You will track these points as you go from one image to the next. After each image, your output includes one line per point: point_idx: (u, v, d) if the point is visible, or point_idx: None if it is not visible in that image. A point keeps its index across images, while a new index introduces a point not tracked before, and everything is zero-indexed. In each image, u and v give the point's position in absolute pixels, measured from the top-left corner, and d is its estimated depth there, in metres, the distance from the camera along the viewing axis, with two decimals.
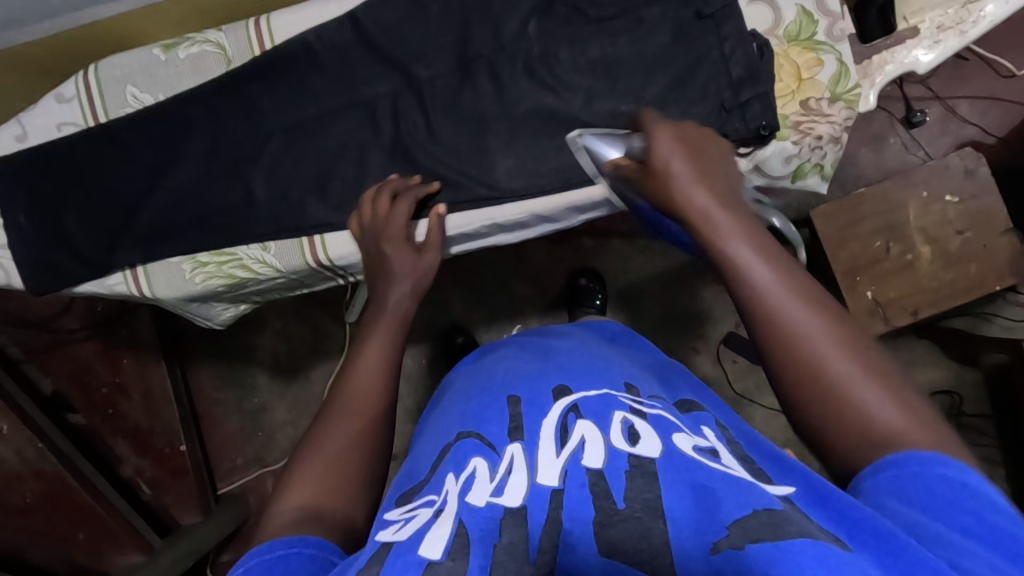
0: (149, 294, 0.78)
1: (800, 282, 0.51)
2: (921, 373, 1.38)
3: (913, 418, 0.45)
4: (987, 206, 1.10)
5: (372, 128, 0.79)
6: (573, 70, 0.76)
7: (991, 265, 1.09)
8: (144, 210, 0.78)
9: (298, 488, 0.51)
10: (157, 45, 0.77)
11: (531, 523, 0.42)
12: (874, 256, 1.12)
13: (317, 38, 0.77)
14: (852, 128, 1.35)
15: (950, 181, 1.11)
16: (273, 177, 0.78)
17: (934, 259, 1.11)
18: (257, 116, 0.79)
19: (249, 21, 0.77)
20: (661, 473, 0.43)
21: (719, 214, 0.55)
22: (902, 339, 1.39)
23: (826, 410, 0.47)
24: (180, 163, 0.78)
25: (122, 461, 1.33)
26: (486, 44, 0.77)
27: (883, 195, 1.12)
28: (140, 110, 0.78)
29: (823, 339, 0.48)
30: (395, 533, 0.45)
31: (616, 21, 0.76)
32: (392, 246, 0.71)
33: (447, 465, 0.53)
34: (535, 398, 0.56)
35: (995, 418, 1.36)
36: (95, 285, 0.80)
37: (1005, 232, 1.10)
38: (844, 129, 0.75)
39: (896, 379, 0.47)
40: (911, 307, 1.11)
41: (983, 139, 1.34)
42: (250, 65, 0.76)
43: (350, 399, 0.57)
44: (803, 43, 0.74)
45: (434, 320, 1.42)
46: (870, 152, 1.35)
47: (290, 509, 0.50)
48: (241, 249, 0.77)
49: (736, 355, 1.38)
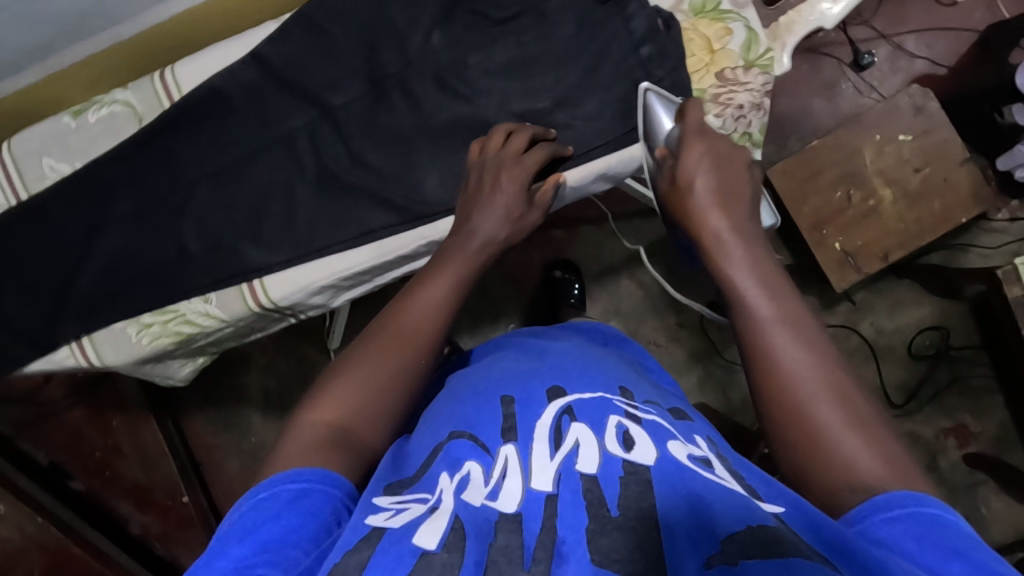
0: (98, 364, 0.76)
1: (796, 309, 0.51)
2: (907, 314, 1.35)
3: (893, 467, 0.43)
4: (941, 140, 1.10)
5: (294, 162, 0.78)
6: (482, 75, 0.77)
7: (954, 197, 1.10)
8: (80, 278, 0.77)
9: (332, 403, 0.52)
10: (66, 113, 0.77)
11: (527, 532, 0.40)
12: (837, 207, 1.11)
13: (223, 80, 0.77)
14: (802, 79, 1.34)
15: (902, 120, 1.11)
16: (204, 227, 0.77)
17: (897, 199, 1.10)
18: (177, 167, 0.78)
19: (154, 75, 0.78)
20: (656, 483, 0.41)
21: (730, 239, 0.58)
22: (883, 283, 1.36)
23: (800, 437, 0.45)
24: (110, 227, 0.77)
25: (127, 521, 1.29)
26: (393, 62, 0.78)
27: (838, 144, 1.12)
28: (60, 181, 0.77)
29: (812, 365, 0.48)
30: (388, 520, 0.42)
31: (517, 20, 0.77)
32: (502, 188, 0.69)
33: (438, 465, 0.50)
34: (529, 399, 0.54)
35: (986, 348, 1.33)
36: (40, 363, 0.77)
37: (963, 162, 1.09)
38: (764, 93, 0.75)
39: (884, 430, 0.45)
40: (881, 252, 1.11)
41: (933, 72, 1.33)
42: (160, 119, 0.76)
43: (405, 326, 0.57)
44: (710, 14, 0.76)
45: None
46: (824, 102, 1.33)
47: (317, 425, 0.51)
48: (184, 305, 0.76)
49: (720, 322, 1.37)
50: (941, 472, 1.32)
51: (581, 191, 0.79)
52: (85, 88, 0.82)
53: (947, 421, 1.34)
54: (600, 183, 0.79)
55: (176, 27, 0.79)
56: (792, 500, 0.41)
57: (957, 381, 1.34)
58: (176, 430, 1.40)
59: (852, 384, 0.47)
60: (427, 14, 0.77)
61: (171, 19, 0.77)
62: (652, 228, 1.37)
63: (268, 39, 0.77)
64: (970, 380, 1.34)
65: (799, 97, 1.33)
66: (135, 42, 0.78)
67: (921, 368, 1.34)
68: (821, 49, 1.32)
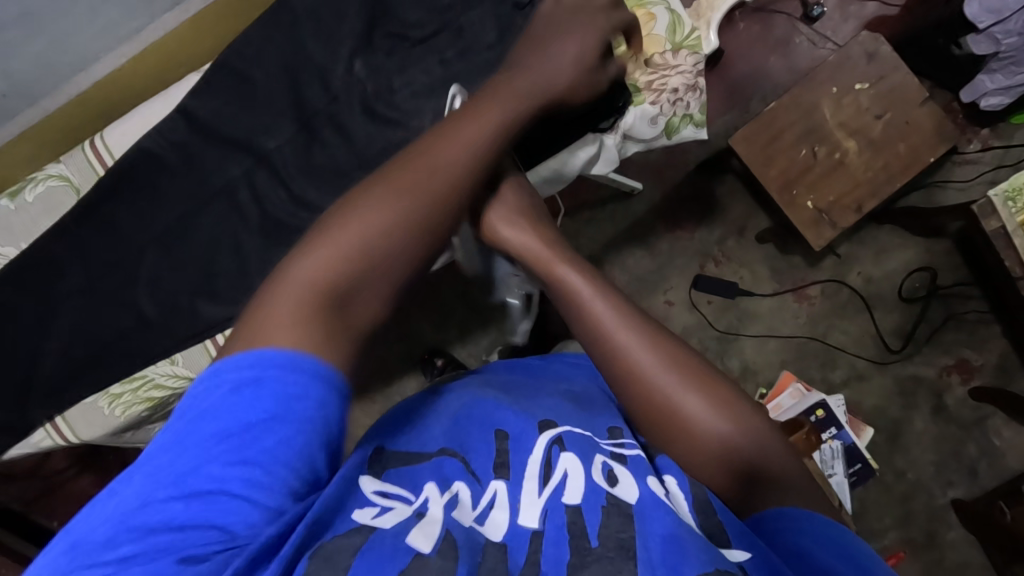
0: (76, 439, 0.76)
1: (623, 305, 0.53)
2: (891, 259, 1.34)
3: (757, 438, 0.47)
4: (898, 83, 1.09)
5: (237, 213, 0.77)
6: (410, 97, 0.76)
7: (919, 139, 1.09)
8: (42, 360, 0.76)
9: (327, 253, 0.43)
10: (4, 196, 0.77)
11: (512, 562, 0.37)
12: (803, 165, 1.11)
13: (154, 141, 0.77)
14: (754, 37, 1.30)
15: (855, 70, 1.10)
16: (157, 290, 0.77)
17: (862, 149, 1.10)
18: (121, 234, 0.77)
19: (85, 144, 0.78)
20: (637, 518, 0.40)
21: (544, 251, 0.57)
22: (864, 232, 1.35)
23: (682, 443, 0.47)
24: (61, 306, 0.77)
25: None
26: (319, 98, 0.78)
27: (795, 103, 1.10)
28: (7, 263, 0.77)
29: (653, 359, 0.49)
30: (377, 519, 0.37)
31: (437, 38, 0.77)
32: (555, 43, 0.60)
33: (423, 469, 0.44)
34: (522, 433, 0.49)
35: (974, 280, 1.32)
36: (19, 447, 0.78)
37: (924, 102, 1.08)
38: (697, 73, 0.76)
39: (738, 399, 0.48)
40: (853, 204, 1.10)
41: (886, 12, 1.30)
42: (96, 189, 0.76)
43: (430, 173, 0.48)
44: (631, 2, 0.75)
45: (413, 349, 1.33)
46: (779, 59, 1.30)
47: (311, 274, 0.42)
48: (150, 370, 0.76)
49: (709, 295, 1.34)
50: (949, 410, 1.31)
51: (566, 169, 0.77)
52: (19, 166, 0.81)
53: (947, 358, 1.33)
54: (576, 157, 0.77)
55: (100, 94, 0.78)
56: (756, 543, 0.40)
57: (952, 317, 1.33)
58: None
59: (693, 357, 0.50)
60: (346, 43, 0.77)
61: (93, 84, 0.76)
62: (626, 210, 1.34)
63: (191, 94, 0.77)
64: (964, 315, 1.33)
65: (753, 58, 1.30)
66: (61, 116, 0.78)
67: (915, 310, 1.33)
68: (770, 7, 1.28)
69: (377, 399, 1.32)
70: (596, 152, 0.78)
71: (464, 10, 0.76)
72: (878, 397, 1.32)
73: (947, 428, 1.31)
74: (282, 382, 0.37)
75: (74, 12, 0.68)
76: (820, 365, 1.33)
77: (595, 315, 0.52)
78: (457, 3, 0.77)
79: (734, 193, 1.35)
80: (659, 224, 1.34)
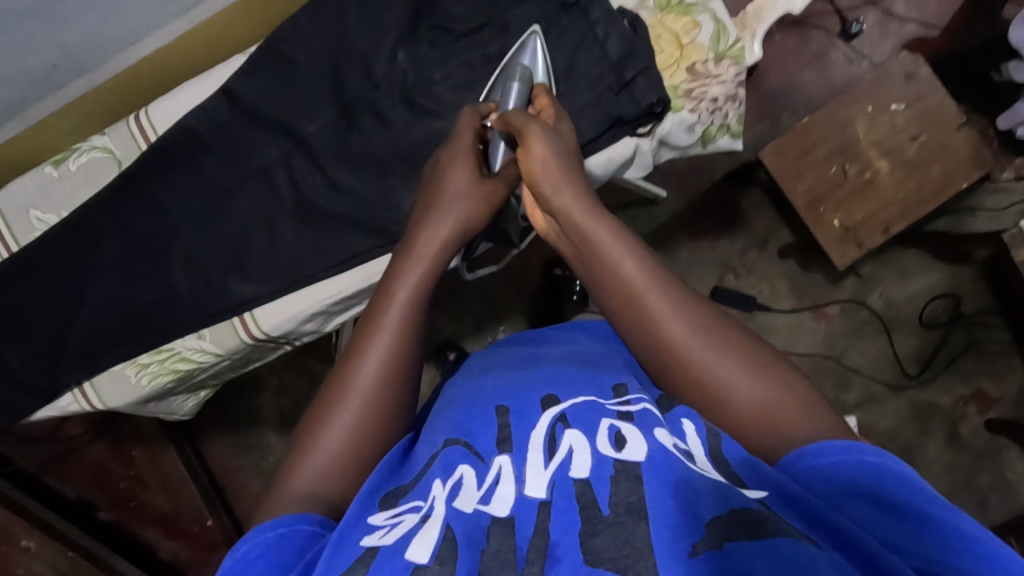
0: (101, 406, 0.78)
1: (660, 274, 0.54)
2: (916, 283, 1.32)
3: (795, 399, 0.46)
4: (935, 105, 1.07)
5: (272, 194, 0.78)
6: (451, 90, 0.78)
7: (953, 164, 1.07)
8: (74, 328, 0.78)
9: (323, 445, 0.49)
10: (49, 163, 0.79)
11: (519, 534, 0.38)
12: (832, 183, 1.10)
13: (196, 119, 0.78)
14: (791, 50, 1.28)
15: (894, 89, 1.08)
16: (191, 266, 0.78)
17: (894, 170, 1.08)
18: (159, 209, 0.79)
19: (129, 118, 0.79)
20: (646, 477, 0.39)
21: (583, 218, 0.59)
22: (889, 254, 1.33)
23: (715, 408, 0.48)
24: (98, 274, 0.78)
25: (156, 549, 1.27)
26: (360, 86, 0.78)
27: (829, 118, 1.09)
28: (48, 230, 0.78)
29: (684, 327, 0.50)
30: (382, 539, 0.39)
31: (483, 31, 0.78)
32: (459, 182, 0.65)
33: (432, 472, 0.45)
34: (525, 408, 0.50)
35: (999, 310, 1.30)
36: (46, 411, 0.79)
37: (960, 127, 1.07)
38: (738, 83, 0.76)
39: (774, 364, 0.49)
40: (881, 225, 1.09)
41: (926, 34, 1.28)
42: (139, 161, 0.78)
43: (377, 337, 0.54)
44: (676, 9, 0.76)
45: (427, 341, 1.34)
46: (814, 74, 1.28)
47: (316, 465, 0.48)
48: (177, 343, 0.77)
49: (726, 306, 1.33)
50: (963, 439, 1.30)
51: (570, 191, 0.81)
52: (65, 135, 0.82)
53: (965, 387, 1.31)
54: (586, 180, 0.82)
55: (147, 69, 0.80)
56: (769, 478, 0.40)
57: (973, 345, 1.31)
58: (197, 457, 1.32)
59: (727, 326, 0.51)
60: (389, 33, 0.77)
61: (142, 59, 0.78)
62: (649, 216, 1.33)
63: (236, 73, 0.78)
64: (986, 345, 1.31)
65: (789, 70, 1.29)
66: (107, 89, 0.79)
67: (935, 336, 1.31)
68: (808, 21, 1.28)
69: None
70: (631, 155, 0.78)
71: (509, 6, 0.77)
72: (891, 421, 1.31)
73: (959, 457, 1.29)
74: (283, 539, 0.42)
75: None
76: (835, 384, 1.32)
77: (629, 282, 0.54)
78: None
79: (759, 205, 1.33)
80: (681, 233, 1.33)
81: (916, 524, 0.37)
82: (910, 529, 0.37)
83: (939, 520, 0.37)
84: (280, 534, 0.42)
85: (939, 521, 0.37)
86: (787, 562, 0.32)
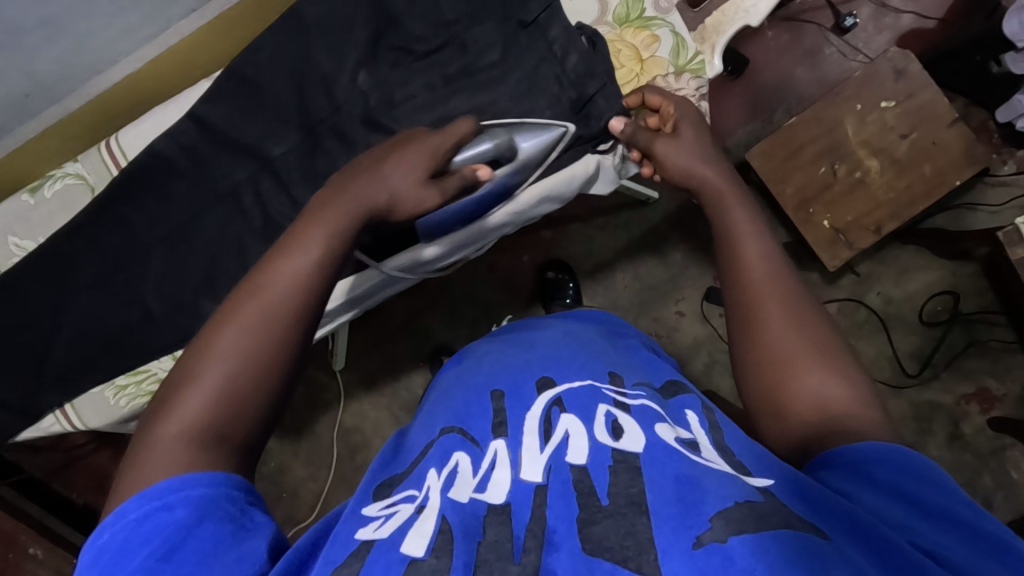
0: (82, 426, 0.80)
1: (776, 259, 0.54)
2: (913, 281, 1.29)
3: (860, 401, 0.46)
4: (925, 102, 1.05)
5: (242, 216, 0.80)
6: (413, 112, 0.79)
7: (945, 161, 1.05)
8: (53, 349, 0.80)
9: (183, 407, 0.42)
10: (25, 190, 0.82)
11: (516, 522, 0.37)
12: (821, 183, 1.08)
13: (165, 143, 0.79)
14: (782, 48, 1.26)
15: (883, 86, 1.07)
16: (164, 288, 0.80)
17: (884, 169, 1.06)
18: (133, 232, 0.81)
19: (101, 145, 0.81)
20: (646, 469, 0.38)
21: (727, 191, 0.60)
22: (887, 251, 1.31)
23: (775, 379, 0.48)
24: (74, 297, 0.80)
25: None
26: (323, 108, 0.80)
27: (816, 118, 1.08)
28: (25, 256, 0.81)
29: (776, 303, 0.51)
30: (377, 531, 0.38)
31: (441, 52, 0.80)
32: (392, 157, 0.59)
33: (428, 461, 0.46)
34: (518, 391, 0.51)
35: (1000, 306, 1.27)
36: (31, 431, 0.82)
37: (953, 123, 1.05)
38: (699, 96, 0.79)
39: (852, 369, 0.47)
40: (872, 225, 1.07)
41: (923, 26, 1.25)
42: (109, 187, 0.79)
43: (265, 292, 0.47)
44: (635, 23, 0.79)
45: (419, 347, 1.32)
46: (807, 70, 1.26)
47: (171, 431, 0.42)
48: (154, 364, 0.80)
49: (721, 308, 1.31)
50: (966, 439, 1.26)
51: (529, 214, 0.81)
52: (45, 161, 0.84)
53: (967, 385, 1.28)
54: (544, 206, 0.81)
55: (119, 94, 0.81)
56: (789, 475, 0.39)
57: (974, 343, 1.28)
58: None
59: (823, 326, 0.50)
60: (351, 54, 0.79)
61: (111, 87, 0.80)
62: (640, 218, 1.32)
63: (203, 99, 0.79)
64: (988, 342, 1.27)
65: (780, 68, 1.26)
66: (82, 115, 0.81)
67: (935, 333, 1.29)
68: (800, 16, 1.25)
69: (385, 393, 1.32)
70: (594, 173, 0.79)
71: (466, 26, 0.79)
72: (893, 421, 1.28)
73: (962, 457, 1.26)
74: (209, 503, 0.39)
75: (89, 22, 0.71)
76: None
77: (739, 252, 0.55)
78: (462, 19, 0.79)
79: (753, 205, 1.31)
80: (673, 234, 1.32)
81: (950, 522, 0.36)
82: (945, 525, 0.36)
83: (977, 526, 0.36)
84: (202, 496, 0.39)
85: (976, 525, 0.36)
86: (795, 553, 0.32)
